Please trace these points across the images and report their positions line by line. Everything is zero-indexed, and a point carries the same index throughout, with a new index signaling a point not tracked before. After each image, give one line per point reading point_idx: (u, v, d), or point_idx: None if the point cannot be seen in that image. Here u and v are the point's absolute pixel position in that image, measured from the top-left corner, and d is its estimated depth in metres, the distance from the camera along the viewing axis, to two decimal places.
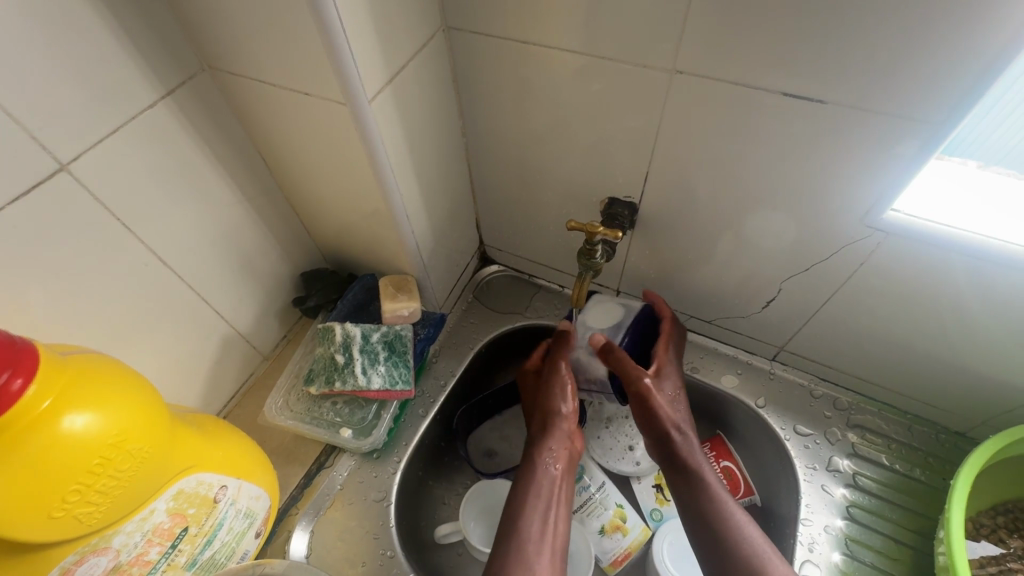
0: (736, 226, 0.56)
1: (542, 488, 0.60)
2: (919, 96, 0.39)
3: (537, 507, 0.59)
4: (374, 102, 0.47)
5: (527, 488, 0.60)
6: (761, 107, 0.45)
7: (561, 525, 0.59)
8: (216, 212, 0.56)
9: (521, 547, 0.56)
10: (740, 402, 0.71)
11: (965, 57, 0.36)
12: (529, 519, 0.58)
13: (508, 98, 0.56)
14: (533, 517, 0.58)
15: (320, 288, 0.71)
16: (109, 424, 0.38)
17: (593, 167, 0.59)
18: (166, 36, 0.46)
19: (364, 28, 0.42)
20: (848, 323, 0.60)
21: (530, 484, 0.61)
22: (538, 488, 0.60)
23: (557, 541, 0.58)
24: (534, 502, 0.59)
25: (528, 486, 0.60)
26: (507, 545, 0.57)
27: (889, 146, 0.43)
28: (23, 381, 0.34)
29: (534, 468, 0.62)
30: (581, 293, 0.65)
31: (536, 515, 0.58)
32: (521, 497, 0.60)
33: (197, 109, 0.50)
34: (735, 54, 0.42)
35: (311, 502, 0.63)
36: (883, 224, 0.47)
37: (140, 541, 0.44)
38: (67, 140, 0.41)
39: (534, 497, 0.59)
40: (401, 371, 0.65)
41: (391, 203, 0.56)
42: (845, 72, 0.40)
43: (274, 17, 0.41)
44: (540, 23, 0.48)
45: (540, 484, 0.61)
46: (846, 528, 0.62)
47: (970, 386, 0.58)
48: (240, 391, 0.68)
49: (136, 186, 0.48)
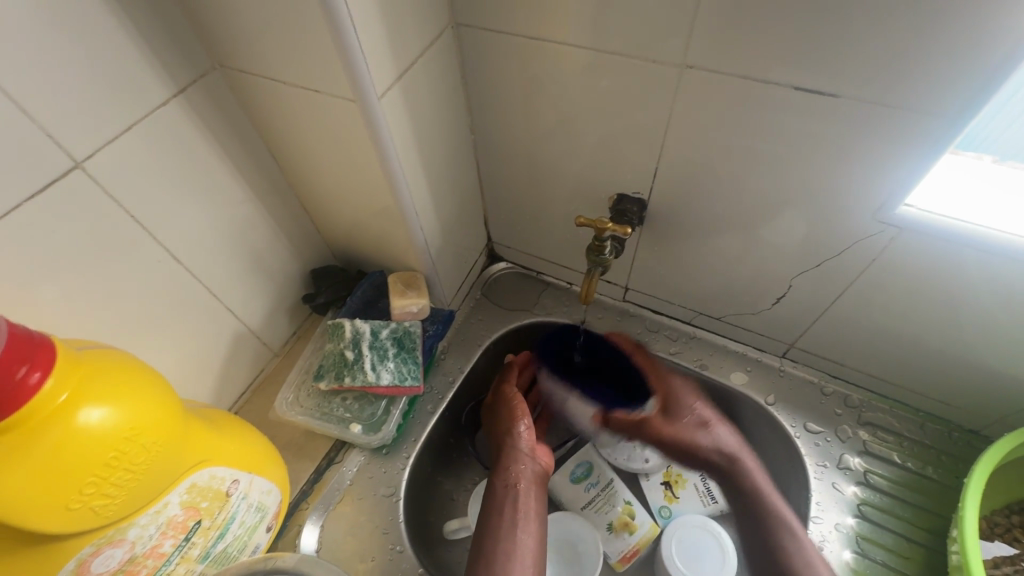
0: (747, 220, 0.56)
1: (510, 507, 0.60)
2: (934, 88, 0.39)
3: (504, 524, 0.58)
4: (384, 99, 0.47)
5: (497, 508, 0.60)
6: (773, 101, 0.44)
7: (529, 538, 0.58)
8: (227, 209, 0.57)
9: (490, 566, 0.55)
10: (751, 400, 0.70)
11: (981, 48, 0.36)
12: (498, 537, 0.57)
13: (516, 93, 0.56)
14: (503, 533, 0.57)
15: (330, 285, 0.71)
16: (124, 417, 0.39)
17: (601, 164, 0.58)
18: (178, 36, 0.46)
19: (372, 23, 0.42)
20: (860, 320, 0.59)
21: (497, 503, 0.60)
22: (506, 506, 0.60)
23: (532, 554, 0.57)
24: (502, 521, 0.58)
25: (498, 508, 0.60)
26: (482, 565, 0.55)
27: (902, 141, 0.42)
28: (41, 375, 0.35)
29: (501, 488, 0.62)
30: (590, 289, 0.64)
31: (505, 532, 0.57)
32: (490, 517, 0.59)
33: (207, 107, 0.51)
34: (744, 49, 0.42)
35: (322, 497, 0.64)
36: (896, 219, 0.47)
37: (155, 533, 0.44)
38: (81, 137, 0.42)
39: (502, 516, 0.59)
40: (410, 368, 0.65)
41: (399, 199, 0.56)
42: (856, 66, 0.40)
43: (284, 13, 0.41)
44: (548, 17, 0.48)
45: (507, 501, 0.60)
46: (856, 526, 0.62)
47: (987, 383, 0.57)
48: (250, 387, 0.69)
49: (148, 183, 0.48)
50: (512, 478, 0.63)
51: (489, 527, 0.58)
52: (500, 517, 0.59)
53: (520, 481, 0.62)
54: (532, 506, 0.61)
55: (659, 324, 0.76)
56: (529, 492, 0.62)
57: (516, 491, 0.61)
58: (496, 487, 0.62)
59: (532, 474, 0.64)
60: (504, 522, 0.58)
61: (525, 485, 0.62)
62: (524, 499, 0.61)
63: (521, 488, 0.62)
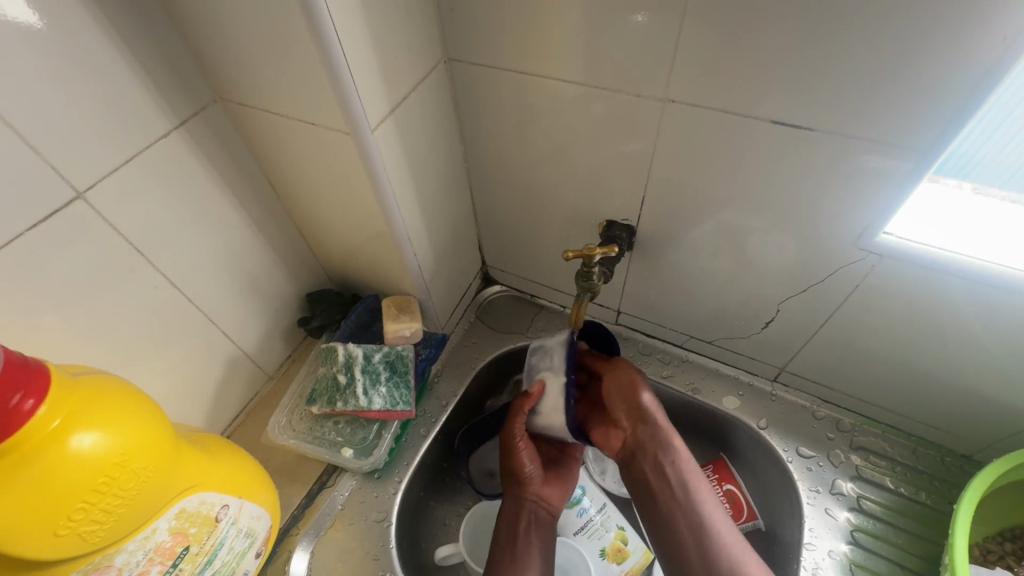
0: (735, 247, 0.57)
1: (510, 548, 0.61)
2: (903, 123, 0.40)
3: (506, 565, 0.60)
4: (377, 131, 0.49)
5: (499, 547, 0.62)
6: (754, 133, 0.46)
7: (535, 554, 0.61)
8: (225, 235, 0.58)
9: None
10: (742, 423, 0.71)
11: (948, 84, 0.37)
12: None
13: (508, 124, 0.58)
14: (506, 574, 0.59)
15: (325, 308, 0.72)
16: (115, 442, 0.39)
17: (591, 192, 0.60)
18: (182, 71, 0.48)
19: (366, 60, 0.44)
20: (847, 345, 0.60)
21: (500, 543, 0.62)
22: (507, 548, 0.61)
23: None
24: (505, 564, 0.60)
25: (500, 547, 0.62)
26: None
27: (880, 168, 0.43)
28: (34, 401, 0.36)
29: (505, 532, 0.63)
30: (579, 314, 0.64)
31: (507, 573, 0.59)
32: (494, 555, 0.61)
33: (208, 136, 0.52)
34: (723, 83, 0.44)
35: (312, 522, 0.64)
36: (876, 246, 0.48)
37: (142, 560, 0.44)
38: (83, 169, 0.43)
39: (504, 557, 0.60)
40: (402, 393, 0.65)
41: (393, 226, 0.58)
42: (829, 100, 0.42)
43: (280, 49, 0.43)
44: (537, 54, 0.50)
45: (508, 543, 0.62)
46: (850, 553, 0.61)
47: (973, 407, 0.57)
48: (244, 410, 0.69)
49: (147, 211, 0.49)
50: (515, 525, 0.62)
51: (495, 565, 0.60)
52: (502, 558, 0.60)
53: (521, 523, 0.63)
54: (536, 544, 0.62)
55: (651, 347, 0.77)
56: (531, 531, 0.62)
57: (517, 532, 0.62)
58: (500, 529, 0.63)
59: (534, 517, 0.63)
60: (506, 564, 0.60)
61: (526, 528, 0.62)
62: (527, 540, 0.62)
63: (523, 533, 0.62)
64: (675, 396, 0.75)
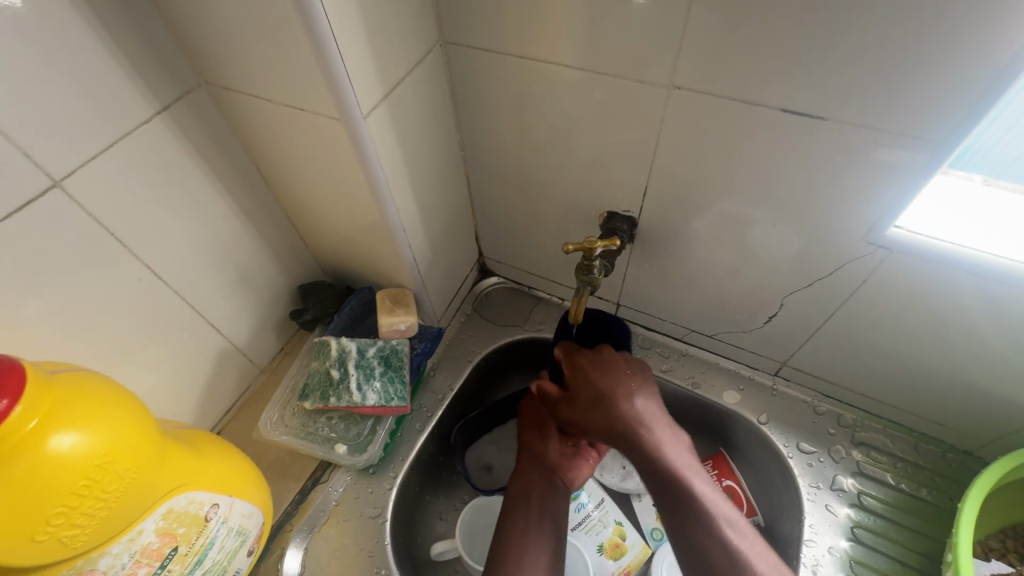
0: (738, 239, 0.56)
1: (523, 513, 0.59)
2: (918, 113, 0.39)
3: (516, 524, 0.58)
4: (369, 117, 0.47)
5: (509, 510, 0.60)
6: (762, 122, 0.44)
7: (548, 526, 0.58)
8: (212, 226, 0.56)
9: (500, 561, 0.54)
10: (742, 418, 0.70)
11: (970, 72, 0.35)
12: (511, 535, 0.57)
13: (506, 111, 0.56)
14: (515, 537, 0.57)
15: (318, 301, 0.70)
16: (96, 443, 0.38)
17: (592, 182, 0.58)
18: (164, 54, 0.46)
19: (357, 42, 0.42)
20: (851, 340, 0.59)
21: (512, 508, 0.60)
22: (517, 512, 0.59)
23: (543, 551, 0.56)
24: (515, 526, 0.58)
25: (511, 511, 0.60)
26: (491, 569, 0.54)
27: (893, 160, 0.42)
28: (9, 402, 0.34)
29: (517, 497, 0.61)
30: (579, 309, 0.61)
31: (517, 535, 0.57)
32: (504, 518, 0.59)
33: (192, 123, 0.50)
34: (731, 70, 0.42)
35: (306, 518, 0.63)
36: (886, 240, 0.47)
37: (128, 562, 0.43)
38: (60, 157, 0.41)
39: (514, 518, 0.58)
40: (397, 388, 0.64)
41: (387, 217, 0.56)
42: (841, 89, 0.40)
43: (267, 31, 0.41)
44: (537, 37, 0.47)
45: (519, 507, 0.60)
46: (850, 549, 0.61)
47: (977, 404, 0.56)
48: (235, 405, 0.68)
49: (130, 201, 0.47)
50: (528, 492, 0.61)
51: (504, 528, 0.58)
52: (514, 519, 0.58)
53: (534, 491, 0.61)
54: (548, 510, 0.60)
55: (650, 340, 0.76)
56: (544, 498, 0.61)
57: (530, 499, 0.60)
58: (513, 494, 0.61)
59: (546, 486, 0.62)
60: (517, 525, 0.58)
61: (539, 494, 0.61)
62: (539, 505, 0.60)
63: (533, 498, 0.60)
64: (675, 391, 0.74)
